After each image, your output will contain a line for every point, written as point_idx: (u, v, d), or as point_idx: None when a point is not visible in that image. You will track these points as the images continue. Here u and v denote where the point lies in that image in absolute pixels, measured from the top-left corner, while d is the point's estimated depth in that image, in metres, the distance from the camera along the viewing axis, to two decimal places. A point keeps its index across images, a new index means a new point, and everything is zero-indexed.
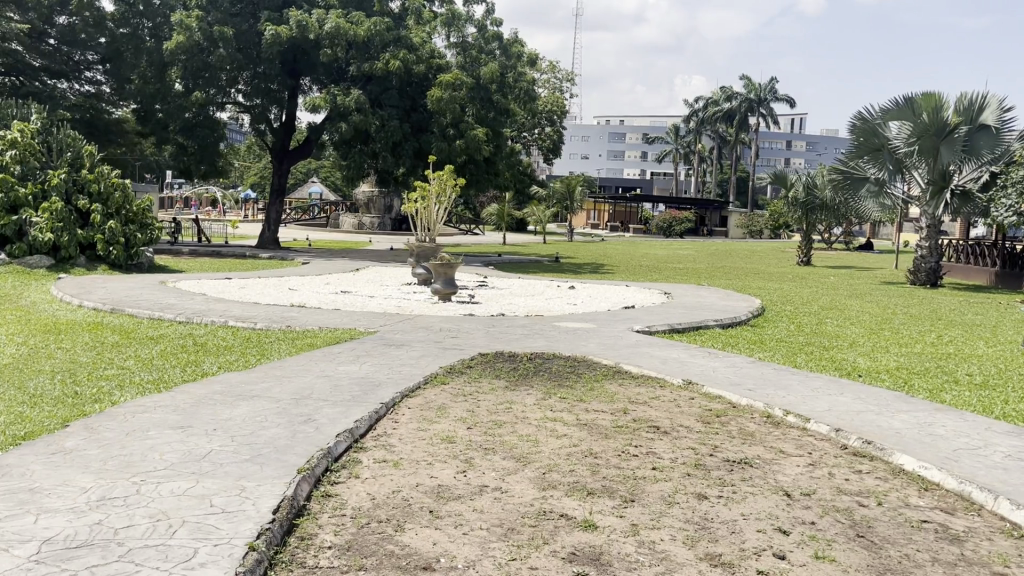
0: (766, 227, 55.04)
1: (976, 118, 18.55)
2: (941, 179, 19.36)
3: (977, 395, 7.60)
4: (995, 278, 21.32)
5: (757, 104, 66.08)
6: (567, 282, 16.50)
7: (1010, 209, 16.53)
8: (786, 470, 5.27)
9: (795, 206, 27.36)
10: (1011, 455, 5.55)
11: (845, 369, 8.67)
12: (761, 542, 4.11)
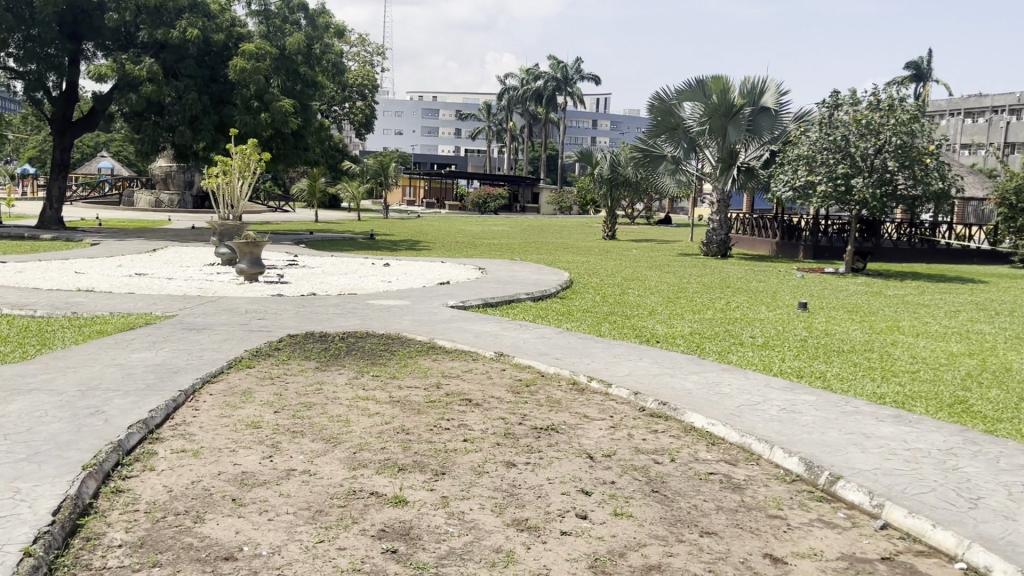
0: (575, 204, 57.13)
1: (758, 101, 20.28)
2: (729, 157, 20.67)
3: (758, 355, 8.37)
4: (776, 248, 23.36)
5: (564, 84, 68.30)
6: (381, 259, 16.32)
7: (786, 184, 17.99)
8: (589, 433, 5.53)
9: (601, 182, 28.55)
10: (785, 408, 6.14)
11: (645, 335, 9.23)
12: (565, 504, 4.30)
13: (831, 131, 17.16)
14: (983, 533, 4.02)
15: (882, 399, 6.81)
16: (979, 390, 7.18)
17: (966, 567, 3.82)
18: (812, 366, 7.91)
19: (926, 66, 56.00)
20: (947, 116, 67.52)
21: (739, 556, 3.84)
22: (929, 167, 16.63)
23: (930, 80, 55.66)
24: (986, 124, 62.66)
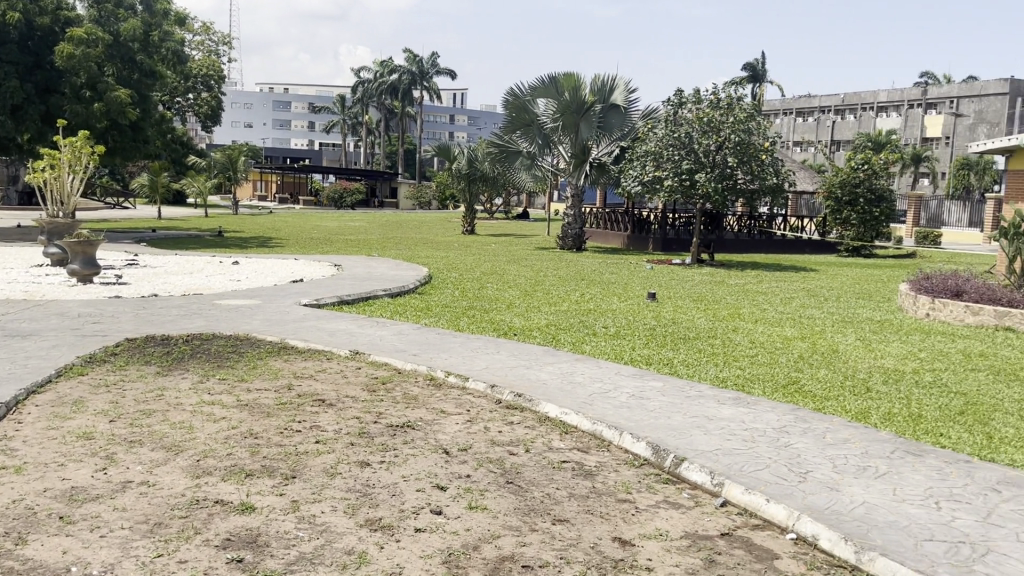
0: (433, 199, 56.96)
1: (609, 98, 20.85)
2: (582, 154, 21.17)
3: (611, 344, 8.64)
4: (628, 241, 24.18)
5: (420, 78, 67.82)
6: (230, 257, 15.65)
7: (635, 179, 18.65)
8: (445, 429, 5.53)
9: (459, 177, 28.62)
10: (634, 395, 6.36)
11: (502, 329, 9.32)
12: (419, 500, 4.27)
13: (675, 128, 17.94)
14: (811, 504, 4.32)
15: (724, 383, 7.18)
16: (810, 371, 7.70)
17: (796, 537, 4.09)
18: (661, 354, 8.24)
19: (760, 68, 59.50)
20: (780, 115, 72.04)
21: (590, 541, 3.94)
22: (764, 164, 17.66)
23: (765, 80, 59.20)
24: (815, 123, 67.35)
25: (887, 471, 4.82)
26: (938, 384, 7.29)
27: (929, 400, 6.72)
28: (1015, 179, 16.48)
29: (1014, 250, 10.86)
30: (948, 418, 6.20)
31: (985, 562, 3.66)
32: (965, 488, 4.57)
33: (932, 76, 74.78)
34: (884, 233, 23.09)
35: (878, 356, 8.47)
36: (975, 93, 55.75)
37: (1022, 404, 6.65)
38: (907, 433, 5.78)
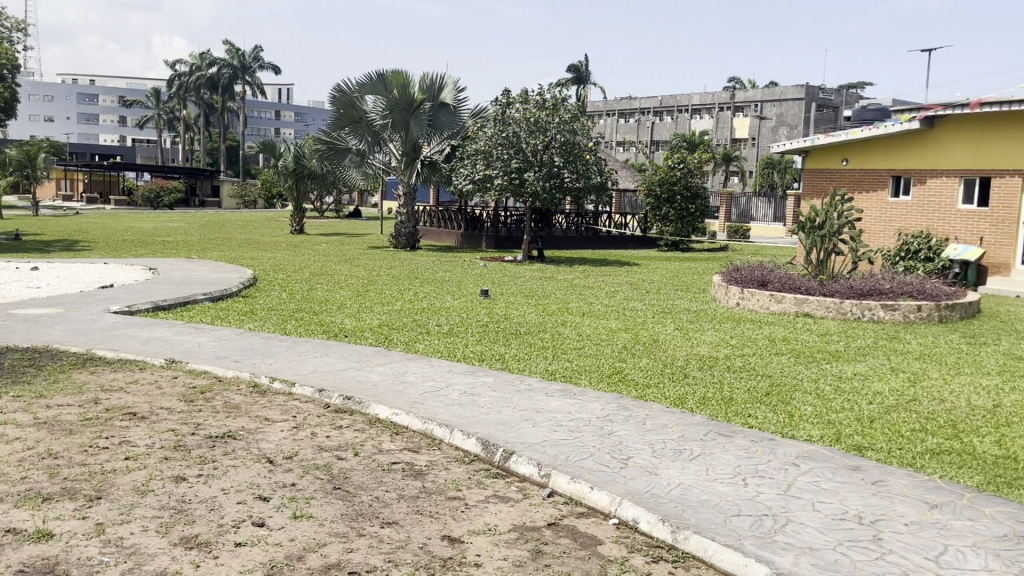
0: (259, 198, 54.87)
1: (437, 96, 20.94)
2: (412, 152, 21.10)
3: (444, 342, 8.64)
4: (461, 239, 24.33)
5: (241, 71, 65.42)
6: (29, 262, 14.34)
7: (466, 177, 18.78)
8: (269, 437, 5.32)
9: (285, 175, 27.71)
10: (465, 392, 6.39)
11: (332, 330, 9.10)
12: (240, 513, 4.09)
13: (503, 127, 18.22)
14: (631, 489, 4.50)
15: (552, 376, 7.37)
16: (633, 361, 8.04)
17: (618, 522, 4.25)
18: (493, 350, 8.33)
19: (584, 70, 61.65)
20: (604, 116, 74.94)
21: (418, 541, 3.91)
22: (589, 163, 18.30)
23: (588, 82, 61.41)
24: (636, 124, 70.60)
25: (701, 452, 5.11)
26: (747, 368, 7.83)
27: (739, 383, 7.21)
28: (811, 177, 17.97)
29: (811, 242, 11.81)
30: (756, 399, 6.67)
31: (785, 532, 3.95)
32: (768, 464, 4.92)
33: (739, 82, 80.39)
34: (699, 228, 24.54)
35: (695, 344, 8.98)
36: (776, 97, 60.47)
37: (817, 383, 7.26)
38: (719, 415, 6.16)
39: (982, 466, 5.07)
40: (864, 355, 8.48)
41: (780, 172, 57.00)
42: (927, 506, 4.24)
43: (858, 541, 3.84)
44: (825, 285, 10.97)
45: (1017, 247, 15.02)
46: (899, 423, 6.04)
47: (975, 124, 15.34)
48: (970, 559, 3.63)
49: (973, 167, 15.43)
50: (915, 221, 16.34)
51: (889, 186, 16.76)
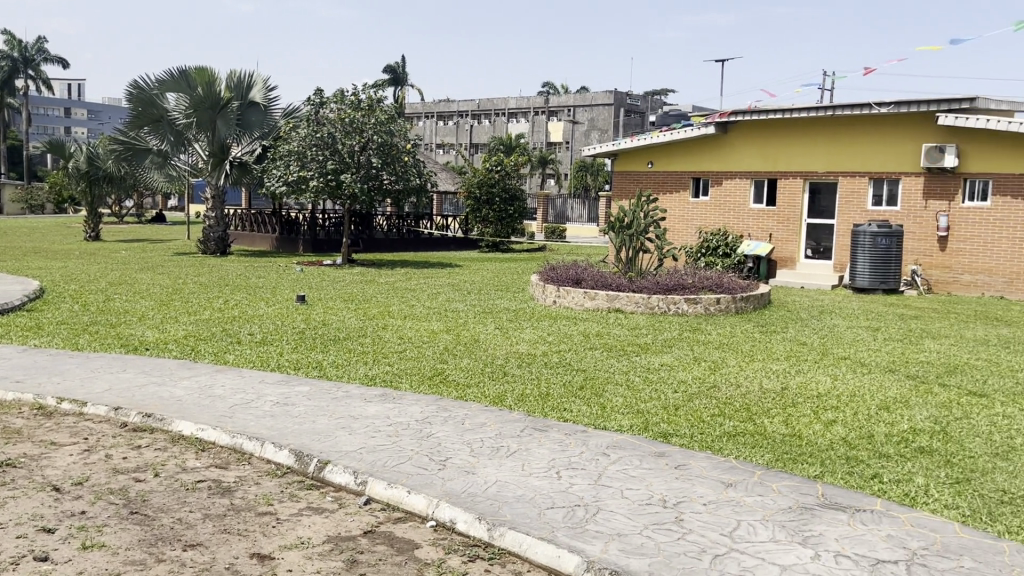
0: (48, 202, 50.33)
1: (246, 95, 20.14)
2: (220, 152, 20.15)
3: (256, 351, 8.28)
4: (276, 243, 23.49)
5: (23, 64, 59.71)
6: None
7: (280, 179, 18.13)
8: (56, 462, 4.87)
9: (78, 177, 25.61)
10: (279, 402, 6.15)
11: (132, 344, 8.48)
12: (20, 549, 3.70)
13: (317, 128, 17.77)
14: (448, 490, 4.50)
15: (371, 381, 7.24)
16: (453, 362, 8.06)
17: (435, 523, 4.24)
18: (309, 357, 8.09)
19: (400, 71, 61.39)
20: (422, 118, 74.99)
21: (225, 562, 3.71)
22: (407, 165, 18.22)
23: (405, 84, 61.22)
24: (455, 126, 71.22)
25: (517, 449, 5.20)
26: (563, 363, 8.06)
27: (555, 379, 7.41)
28: (620, 179, 18.84)
29: (620, 241, 12.36)
30: (571, 393, 6.87)
31: (595, 520, 4.08)
32: (580, 455, 5.08)
33: (552, 88, 83.16)
34: (518, 229, 25.09)
35: (513, 342, 9.15)
36: (587, 103, 63.04)
37: (628, 375, 7.60)
38: (536, 411, 6.29)
39: (772, 444, 5.49)
40: (670, 346, 8.98)
41: (593, 174, 59.50)
42: (722, 486, 4.53)
43: (662, 523, 4.04)
44: (634, 282, 11.52)
45: (800, 242, 16.47)
46: (700, 409, 6.43)
47: (761, 131, 16.68)
48: (760, 532, 3.91)
49: (761, 169, 16.76)
50: (713, 220, 17.54)
51: (690, 187, 17.88)
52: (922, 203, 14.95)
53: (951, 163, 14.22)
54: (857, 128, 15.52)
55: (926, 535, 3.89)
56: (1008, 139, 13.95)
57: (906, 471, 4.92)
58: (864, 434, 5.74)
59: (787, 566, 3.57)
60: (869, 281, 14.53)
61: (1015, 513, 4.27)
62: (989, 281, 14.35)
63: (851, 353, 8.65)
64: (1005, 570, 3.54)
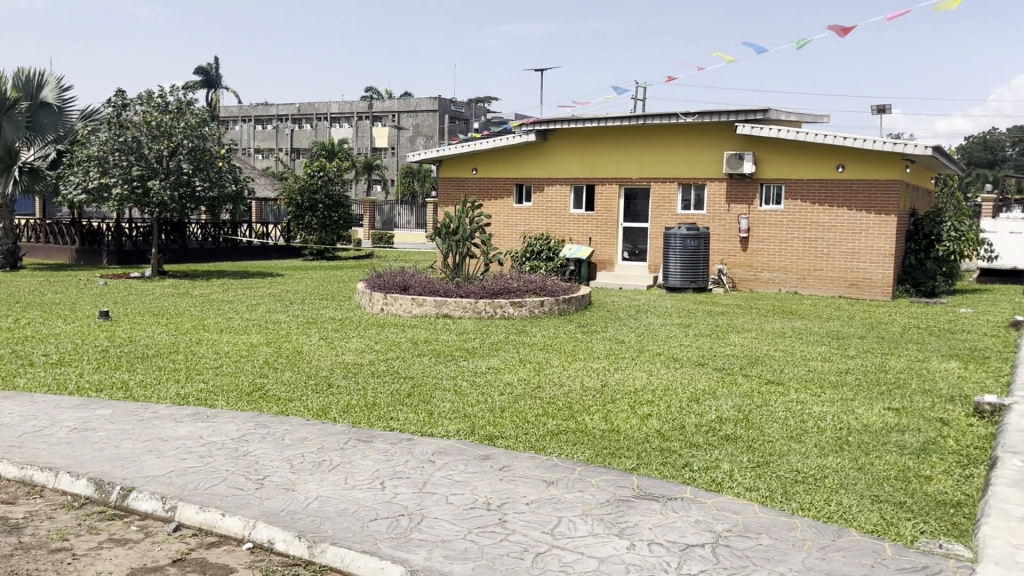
0: None
1: (38, 96, 18.66)
2: (7, 156, 18.40)
3: (52, 373, 7.60)
4: (77, 254, 21.72)
5: None
6: None
7: (78, 186, 16.78)
8: None
9: None
10: (77, 428, 5.67)
11: None
12: None
13: (121, 131, 16.61)
14: (266, 509, 4.31)
15: (184, 400, 6.80)
16: (275, 375, 7.74)
17: (252, 545, 4.05)
18: (114, 377, 7.51)
19: (213, 73, 58.71)
20: (239, 122, 72.04)
21: None
22: (222, 170, 17.40)
23: (219, 87, 58.59)
24: (275, 131, 68.96)
25: (340, 462, 5.07)
26: (390, 372, 7.96)
27: (382, 388, 7.29)
28: (445, 185, 18.92)
29: (446, 247, 12.39)
30: (398, 401, 6.79)
31: (419, 528, 4.05)
32: (406, 464, 5.03)
33: (374, 93, 82.46)
34: (343, 236, 24.61)
35: (338, 352, 8.93)
36: (410, 109, 63.03)
37: (455, 380, 7.61)
38: (362, 421, 6.16)
39: (592, 440, 5.67)
40: (497, 350, 9.09)
41: (420, 181, 59.55)
42: (545, 484, 4.63)
43: (486, 526, 4.06)
44: (460, 287, 11.59)
45: (618, 245, 17.22)
46: (525, 410, 6.54)
47: (579, 138, 17.30)
48: (579, 527, 4.03)
49: (580, 175, 17.37)
50: (537, 225, 17.98)
51: (514, 193, 18.24)
52: (725, 207, 16.04)
53: (749, 170, 15.36)
54: (666, 137, 16.41)
55: (730, 517, 4.15)
56: (797, 148, 15.25)
57: (713, 458, 5.23)
58: (676, 425, 6.05)
59: (604, 558, 3.69)
60: (681, 280, 15.42)
61: (807, 490, 4.64)
62: (785, 278, 15.60)
63: (665, 349, 9.12)
64: (798, 544, 3.83)
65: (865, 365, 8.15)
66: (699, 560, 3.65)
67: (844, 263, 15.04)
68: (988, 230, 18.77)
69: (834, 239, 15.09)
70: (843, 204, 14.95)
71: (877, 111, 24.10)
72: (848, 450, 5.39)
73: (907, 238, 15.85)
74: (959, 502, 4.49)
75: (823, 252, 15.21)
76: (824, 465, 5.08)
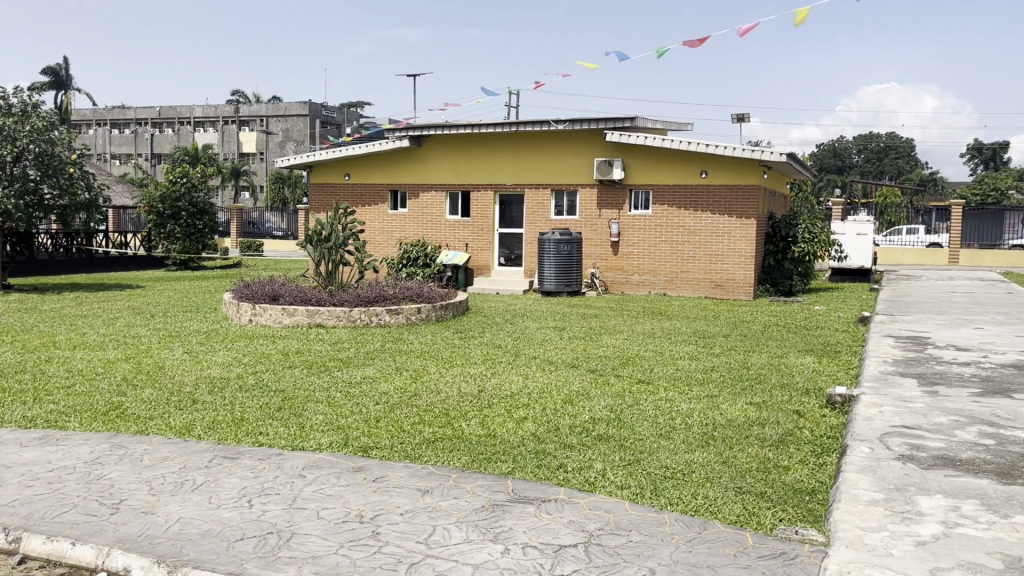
0: None
1: None
2: None
3: None
4: None
5: None
6: None
7: None
8: None
9: None
10: None
11: None
12: None
13: None
14: (122, 535, 4.07)
15: (30, 423, 6.32)
16: (133, 393, 7.32)
17: (106, 575, 3.81)
18: None
19: (64, 73, 55.30)
20: (92, 125, 68.11)
21: None
22: (73, 177, 16.37)
23: (71, 88, 55.24)
24: (133, 135, 65.62)
25: (204, 481, 4.84)
26: (259, 385, 7.68)
27: (250, 402, 7.02)
28: (317, 191, 18.52)
29: (318, 255, 12.09)
30: (268, 415, 6.56)
31: (288, 546, 3.91)
32: (275, 480, 4.86)
33: (241, 95, 79.91)
34: (209, 245, 23.67)
35: (204, 366, 8.55)
36: (280, 113, 61.43)
37: (329, 391, 7.43)
38: (228, 438, 5.90)
39: (468, 446, 5.65)
40: (372, 358, 8.94)
41: (290, 187, 58.06)
42: (419, 493, 4.57)
43: (358, 539, 3.97)
44: (333, 296, 11.33)
45: (494, 251, 17.33)
46: (401, 418, 6.45)
47: (453, 145, 17.30)
48: (454, 535, 4.00)
49: (455, 181, 17.38)
50: (412, 232, 17.85)
51: (389, 199, 18.04)
52: (597, 212, 16.44)
53: (619, 176, 15.80)
54: (539, 144, 16.65)
55: (602, 516, 4.22)
56: (663, 155, 15.80)
57: (586, 458, 5.32)
58: (551, 428, 6.11)
59: (479, 565, 3.67)
60: (556, 285, 15.67)
61: (675, 485, 4.79)
62: (654, 281, 16.13)
63: (540, 353, 9.22)
64: (666, 539, 3.94)
65: (728, 362, 8.52)
66: (571, 561, 3.70)
67: (708, 265, 15.69)
68: (838, 232, 19.97)
69: (699, 242, 15.73)
70: (707, 209, 15.60)
71: (736, 120, 25.32)
72: (714, 445, 5.61)
73: (766, 241, 16.70)
74: (814, 489, 4.75)
75: (689, 255, 15.82)
76: (691, 460, 5.26)
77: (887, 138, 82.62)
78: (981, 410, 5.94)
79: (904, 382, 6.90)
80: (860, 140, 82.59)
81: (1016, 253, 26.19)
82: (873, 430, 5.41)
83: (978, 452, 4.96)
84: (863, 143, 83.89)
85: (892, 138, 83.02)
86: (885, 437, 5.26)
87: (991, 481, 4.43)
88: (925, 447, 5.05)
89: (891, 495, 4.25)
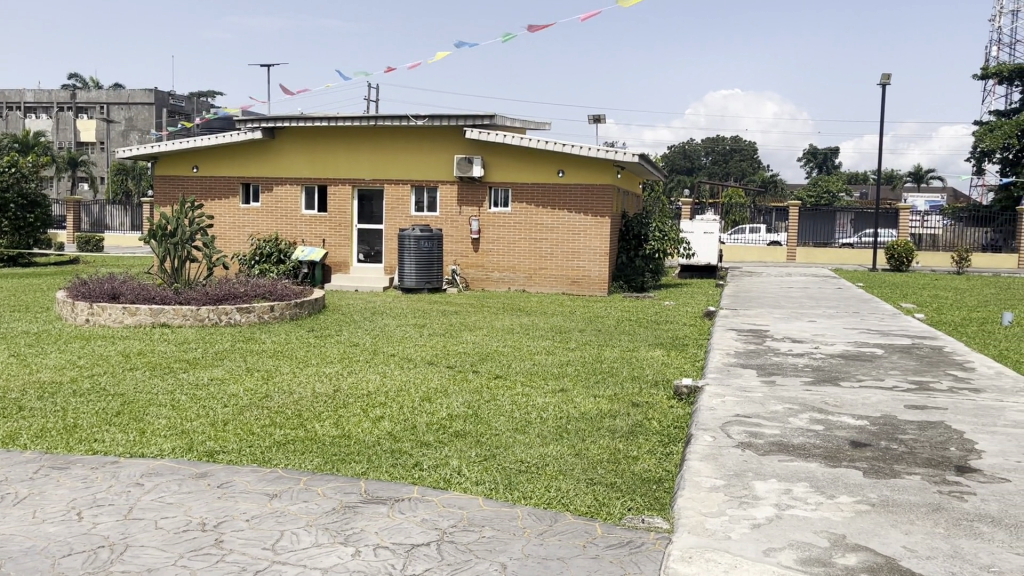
0: None
1: None
2: None
3: None
4: None
5: None
6: None
7: None
8: None
9: None
10: None
11: None
12: None
13: None
14: None
15: None
16: None
17: None
18: None
19: None
20: None
21: None
22: None
23: None
24: None
25: (28, 494, 4.47)
26: (95, 389, 7.17)
27: (85, 408, 6.54)
28: (162, 184, 17.58)
29: (163, 251, 11.46)
30: (104, 422, 6.14)
31: (121, 560, 3.67)
32: (108, 490, 4.54)
33: (79, 78, 75.05)
34: (40, 239, 22.18)
35: (33, 369, 7.93)
36: (123, 101, 58.34)
37: (173, 394, 7.04)
38: (57, 447, 5.48)
39: (321, 448, 5.50)
40: (221, 359, 8.56)
41: (134, 179, 55.29)
42: (267, 498, 4.41)
43: (200, 548, 3.78)
44: (180, 293, 10.80)
45: (353, 247, 17.01)
46: (251, 421, 6.22)
47: (310, 137, 16.85)
48: (302, 539, 3.87)
49: (312, 176, 16.94)
50: (266, 227, 17.24)
51: (240, 193, 17.38)
52: (457, 209, 16.46)
53: (478, 173, 15.85)
54: (398, 139, 16.49)
55: (455, 514, 4.21)
56: (521, 154, 16.00)
57: (442, 456, 5.29)
58: (407, 425, 6.06)
59: (328, 569, 3.57)
60: (416, 281, 15.56)
61: (529, 479, 4.84)
62: (513, 278, 16.32)
63: (398, 350, 9.12)
64: (518, 532, 3.98)
65: (583, 357, 8.73)
66: (423, 560, 3.66)
67: (565, 262, 16.03)
68: (686, 230, 20.84)
69: (557, 240, 16.04)
70: (564, 207, 15.93)
71: (593, 121, 25.96)
72: (566, 438, 5.71)
73: (620, 238, 17.26)
74: (660, 478, 4.93)
75: (548, 253, 16.11)
76: (545, 455, 5.33)
77: (731, 141, 87.23)
78: (812, 398, 6.35)
79: (744, 372, 7.29)
80: (708, 143, 87.21)
81: (845, 251, 28.28)
82: (714, 420, 5.66)
83: (809, 437, 5.30)
84: (710, 145, 88.48)
85: (737, 142, 88.01)
86: (726, 426, 5.53)
87: (820, 465, 4.74)
88: (762, 435, 5.34)
89: (730, 481, 4.47)
